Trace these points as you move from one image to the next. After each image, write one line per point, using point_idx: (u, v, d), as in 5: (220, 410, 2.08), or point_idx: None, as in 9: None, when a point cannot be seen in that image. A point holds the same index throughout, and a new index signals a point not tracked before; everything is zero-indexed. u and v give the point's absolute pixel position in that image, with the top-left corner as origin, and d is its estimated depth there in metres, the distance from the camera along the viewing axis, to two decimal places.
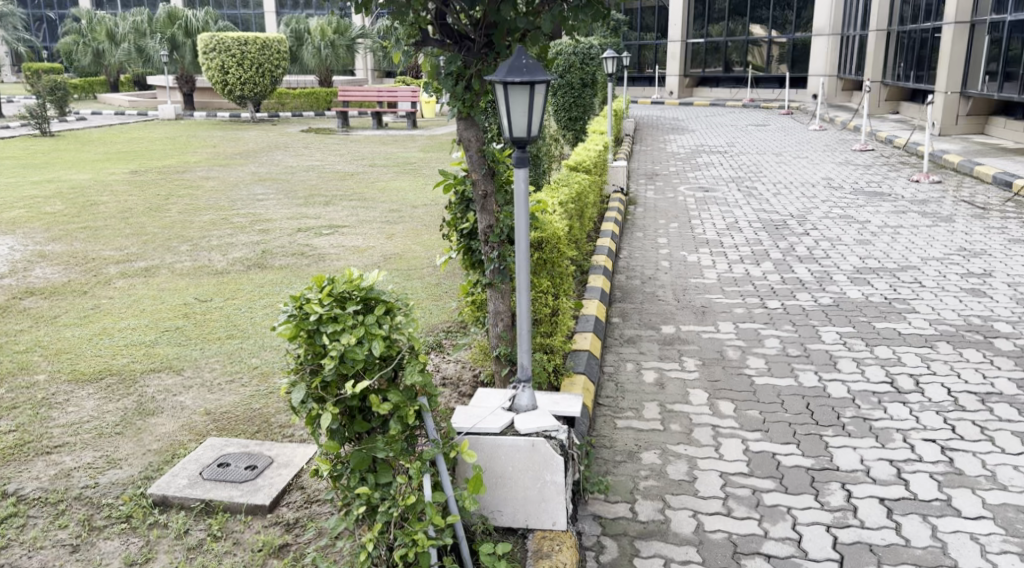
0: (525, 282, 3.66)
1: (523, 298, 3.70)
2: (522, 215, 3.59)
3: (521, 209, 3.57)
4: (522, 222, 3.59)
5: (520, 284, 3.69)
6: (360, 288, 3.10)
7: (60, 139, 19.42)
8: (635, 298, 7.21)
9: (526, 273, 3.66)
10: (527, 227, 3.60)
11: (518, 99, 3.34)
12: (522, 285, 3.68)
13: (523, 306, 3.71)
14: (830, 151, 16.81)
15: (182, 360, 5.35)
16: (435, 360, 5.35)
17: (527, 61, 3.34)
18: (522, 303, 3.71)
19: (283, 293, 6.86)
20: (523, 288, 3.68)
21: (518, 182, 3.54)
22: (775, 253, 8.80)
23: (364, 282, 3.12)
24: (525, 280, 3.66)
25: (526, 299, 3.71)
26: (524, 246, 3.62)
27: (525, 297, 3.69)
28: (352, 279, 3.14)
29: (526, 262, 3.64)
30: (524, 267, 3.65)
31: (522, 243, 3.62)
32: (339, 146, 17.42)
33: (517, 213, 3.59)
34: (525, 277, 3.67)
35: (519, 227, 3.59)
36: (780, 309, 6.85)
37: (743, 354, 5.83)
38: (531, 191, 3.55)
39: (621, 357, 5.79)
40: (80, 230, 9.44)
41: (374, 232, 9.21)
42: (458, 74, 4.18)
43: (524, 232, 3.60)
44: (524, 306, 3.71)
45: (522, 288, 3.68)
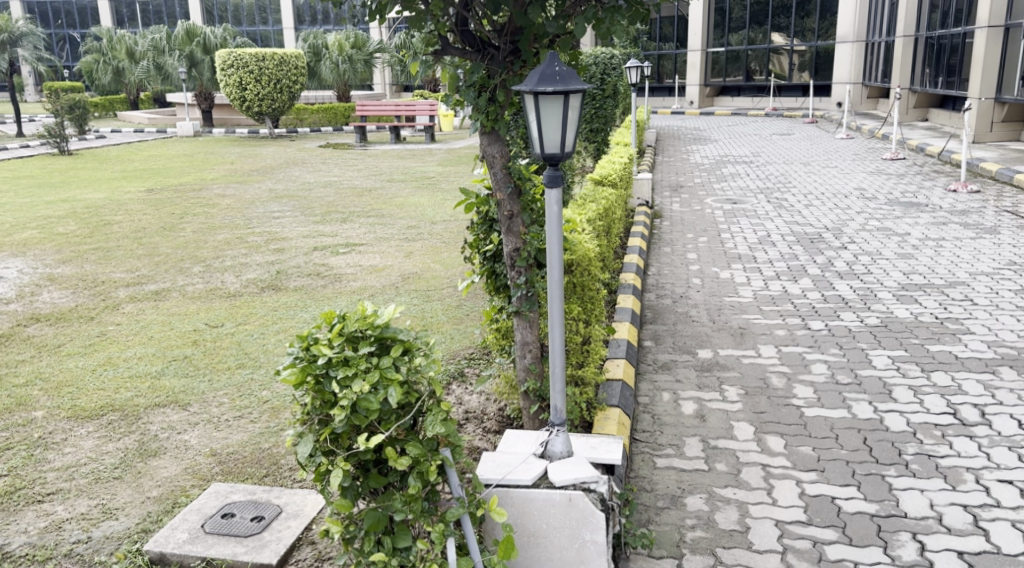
0: (558, 312, 3.29)
1: (555, 332, 3.32)
2: (554, 235, 3.23)
3: (553, 230, 3.21)
4: (554, 245, 3.23)
5: (552, 311, 3.31)
6: (375, 325, 2.72)
7: (78, 157, 19.33)
8: (667, 319, 6.81)
9: (558, 301, 3.29)
10: (559, 251, 3.23)
11: (550, 112, 2.98)
12: (555, 315, 3.31)
13: (557, 341, 3.33)
14: (859, 160, 16.32)
15: (188, 393, 5.01)
16: (456, 392, 4.97)
17: (559, 69, 3.00)
18: (555, 337, 3.34)
19: (298, 317, 6.53)
20: (555, 320, 3.31)
21: (548, 204, 3.18)
22: (813, 269, 8.38)
23: (379, 319, 2.74)
24: (557, 311, 3.29)
25: (559, 334, 3.33)
26: (557, 272, 3.25)
27: (558, 331, 3.32)
28: (365, 316, 2.76)
29: (559, 290, 3.27)
30: (556, 295, 3.28)
31: (554, 267, 3.25)
32: (356, 162, 17.17)
33: (548, 236, 3.23)
34: (557, 306, 3.30)
35: (551, 252, 3.23)
36: (824, 330, 6.43)
37: (789, 382, 5.42)
38: (564, 213, 3.19)
39: (656, 386, 5.39)
40: (92, 252, 9.18)
41: (392, 250, 8.90)
42: (480, 85, 3.85)
43: (556, 257, 3.23)
44: (557, 342, 3.34)
45: (555, 319, 3.30)
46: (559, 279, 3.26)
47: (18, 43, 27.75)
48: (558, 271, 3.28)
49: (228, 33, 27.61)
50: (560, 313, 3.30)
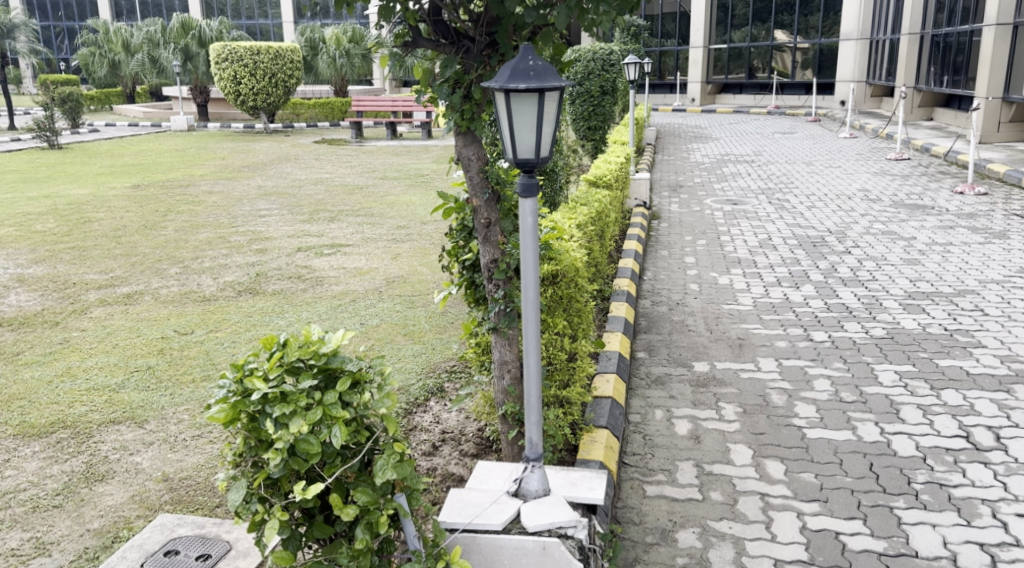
0: (534, 334, 2.94)
1: (531, 357, 2.98)
2: (529, 248, 2.89)
3: (528, 244, 2.87)
4: (530, 258, 2.90)
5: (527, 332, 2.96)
6: (319, 354, 2.39)
7: (68, 151, 18.99)
8: (662, 328, 6.46)
9: (533, 320, 2.95)
10: (535, 267, 2.90)
11: (523, 114, 2.65)
12: (530, 336, 2.96)
13: (533, 366, 2.98)
14: (863, 160, 15.96)
15: (147, 409, 4.69)
16: (434, 410, 4.63)
17: (532, 64, 2.67)
18: (531, 363, 2.99)
19: (273, 325, 6.20)
20: (530, 343, 2.96)
21: (523, 215, 2.85)
22: (816, 275, 8.04)
23: (325, 347, 2.41)
24: (533, 332, 2.95)
25: (535, 360, 2.98)
26: (532, 291, 2.92)
27: (534, 355, 2.97)
28: (309, 342, 2.43)
29: (534, 310, 2.94)
30: (532, 316, 2.94)
31: (529, 284, 2.92)
32: (350, 158, 16.81)
33: (522, 253, 2.90)
34: (532, 327, 2.95)
35: (525, 268, 2.89)
36: (827, 342, 6.10)
37: (790, 400, 5.09)
38: (540, 224, 2.86)
39: (648, 403, 5.05)
40: (67, 251, 8.85)
41: (379, 251, 8.56)
42: (454, 80, 3.51)
43: (531, 272, 2.89)
44: (533, 366, 2.98)
45: (530, 339, 2.96)
46: (535, 298, 2.93)
47: (11, 35, 27.39)
48: (534, 289, 2.94)
49: (224, 25, 27.23)
50: (536, 334, 2.96)
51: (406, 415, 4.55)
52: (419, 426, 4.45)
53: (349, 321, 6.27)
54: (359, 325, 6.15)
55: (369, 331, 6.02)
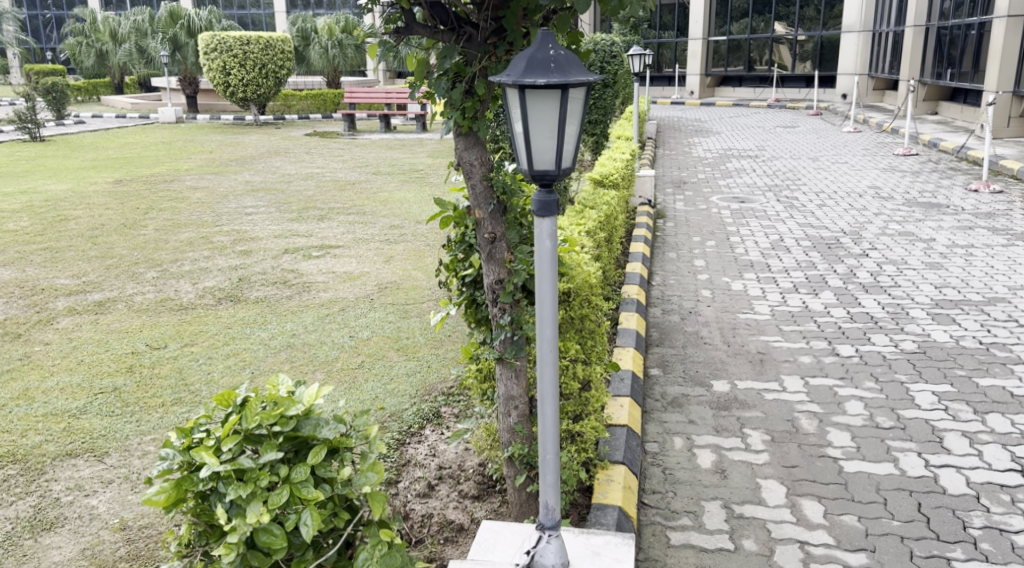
0: (551, 378, 2.43)
1: (547, 409, 2.47)
2: (546, 275, 2.37)
3: (544, 275, 2.36)
4: (547, 288, 2.38)
5: (542, 377, 2.45)
6: (286, 418, 2.18)
7: (50, 144, 18.42)
8: (675, 341, 5.99)
9: (551, 363, 2.43)
10: (553, 300, 2.38)
11: (541, 115, 2.16)
12: (546, 380, 2.45)
13: (548, 418, 2.48)
14: (870, 156, 15.49)
15: (108, 440, 4.22)
16: (429, 440, 4.16)
17: (552, 54, 2.19)
18: (545, 414, 2.49)
19: (255, 338, 5.70)
20: (546, 391, 2.45)
21: (538, 239, 2.35)
22: (834, 280, 7.58)
23: (294, 410, 2.20)
24: (550, 377, 2.44)
25: (551, 410, 2.48)
26: (550, 328, 2.40)
27: (551, 407, 2.47)
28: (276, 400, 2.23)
29: (552, 350, 2.41)
30: (548, 358, 2.42)
31: (546, 320, 2.40)
32: (342, 151, 16.26)
33: (536, 283, 2.38)
34: (549, 370, 2.44)
35: (541, 302, 2.38)
36: (855, 357, 5.62)
37: (821, 426, 4.63)
38: (558, 248, 2.36)
39: (665, 429, 4.58)
40: (39, 252, 8.35)
41: (371, 254, 8.05)
42: (454, 73, 3.04)
43: (547, 306, 2.38)
44: (549, 419, 2.48)
45: (546, 384, 2.44)
46: (554, 336, 2.41)
47: None
48: (552, 325, 2.42)
49: (215, 15, 26.56)
50: (555, 379, 2.44)
51: (398, 447, 4.07)
52: (413, 460, 3.96)
53: (336, 333, 5.77)
54: (348, 339, 5.64)
55: (359, 345, 5.52)
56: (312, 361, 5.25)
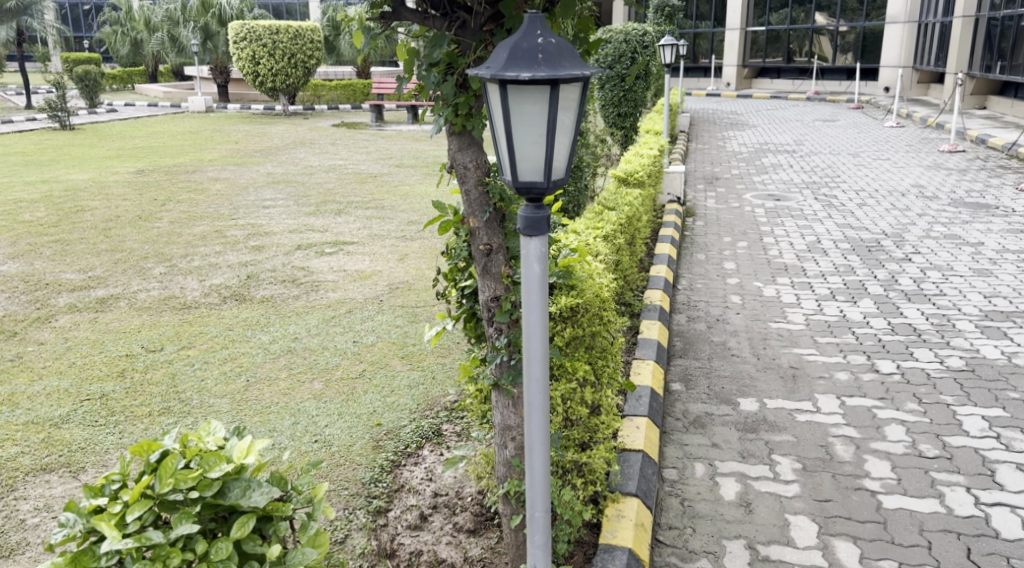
0: (541, 426, 2.17)
1: (536, 458, 2.21)
2: (534, 306, 2.07)
3: (533, 303, 2.06)
4: (537, 320, 2.07)
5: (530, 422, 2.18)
6: (203, 485, 2.18)
7: (79, 132, 18.40)
8: (700, 352, 5.59)
9: (539, 408, 2.16)
10: (542, 335, 2.09)
11: (525, 118, 1.83)
12: (534, 427, 2.19)
13: (537, 469, 2.22)
14: (913, 152, 14.86)
15: (87, 453, 3.97)
16: (424, 461, 3.85)
17: (541, 40, 1.84)
18: (534, 464, 2.23)
19: (255, 341, 5.42)
20: (535, 439, 2.19)
21: (526, 263, 2.04)
22: (874, 287, 7.12)
23: (215, 480, 2.20)
24: (539, 424, 2.17)
25: (541, 460, 2.22)
26: (539, 368, 2.11)
27: (540, 457, 2.21)
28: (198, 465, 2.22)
29: (541, 393, 2.14)
30: (537, 401, 2.15)
31: (536, 359, 2.11)
32: (367, 143, 15.99)
33: (524, 316, 2.08)
34: (538, 415, 2.18)
35: (529, 338, 2.08)
36: (896, 375, 5.19)
37: (857, 453, 4.23)
38: (548, 273, 2.05)
39: (686, 454, 4.20)
40: (50, 245, 8.17)
41: (385, 252, 7.74)
42: (446, 64, 2.69)
43: (537, 343, 2.08)
44: (538, 470, 2.22)
45: (535, 432, 2.18)
46: (544, 376, 2.12)
47: None
48: (542, 363, 2.14)
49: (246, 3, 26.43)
50: (544, 426, 2.18)
51: (391, 470, 3.76)
52: (407, 485, 3.64)
53: (340, 338, 5.46)
54: (351, 344, 5.34)
55: (362, 352, 5.21)
56: (311, 369, 4.94)
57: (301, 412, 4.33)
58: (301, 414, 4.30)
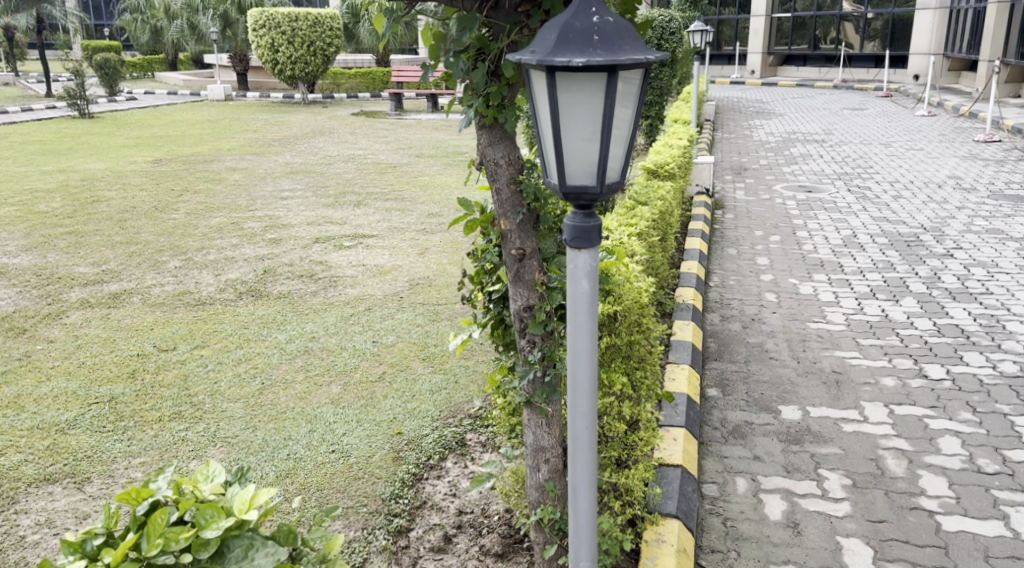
0: (587, 462, 2.05)
1: (581, 501, 2.09)
2: (581, 330, 1.94)
3: (580, 329, 1.94)
4: (584, 345, 1.95)
5: (574, 458, 2.06)
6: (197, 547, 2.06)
7: (97, 121, 18.29)
8: (736, 355, 5.31)
9: (586, 444, 2.04)
10: (590, 365, 1.96)
11: (577, 112, 1.73)
12: (579, 465, 2.07)
13: (582, 513, 2.10)
14: (947, 142, 14.43)
15: (93, 462, 3.76)
16: (448, 473, 3.63)
17: (596, 20, 1.74)
18: (579, 507, 2.11)
19: (271, 341, 5.20)
20: (580, 480, 2.07)
21: (572, 279, 1.92)
22: (916, 284, 6.79)
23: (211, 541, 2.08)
24: (585, 462, 2.06)
25: (587, 502, 2.10)
26: (586, 400, 1.99)
27: (586, 498, 2.09)
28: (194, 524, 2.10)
29: (588, 427, 2.02)
30: (584, 437, 2.03)
31: (583, 388, 1.99)
32: (386, 132, 15.77)
33: (571, 342, 1.96)
34: (584, 451, 2.05)
35: (576, 368, 1.96)
36: (948, 382, 4.87)
37: (911, 468, 3.94)
38: (597, 294, 1.92)
39: (726, 467, 3.94)
40: (64, 236, 8.00)
41: (405, 246, 7.50)
42: (477, 49, 2.43)
43: (584, 371, 1.96)
44: (584, 512, 2.11)
45: (581, 469, 2.06)
46: (591, 408, 2.00)
47: None
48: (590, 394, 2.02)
49: None
50: (592, 464, 2.06)
51: (413, 484, 3.52)
52: (430, 502, 3.41)
53: (358, 338, 5.23)
54: (370, 345, 5.10)
55: (382, 353, 4.98)
56: (328, 371, 4.71)
57: (319, 419, 4.10)
58: (318, 421, 4.08)
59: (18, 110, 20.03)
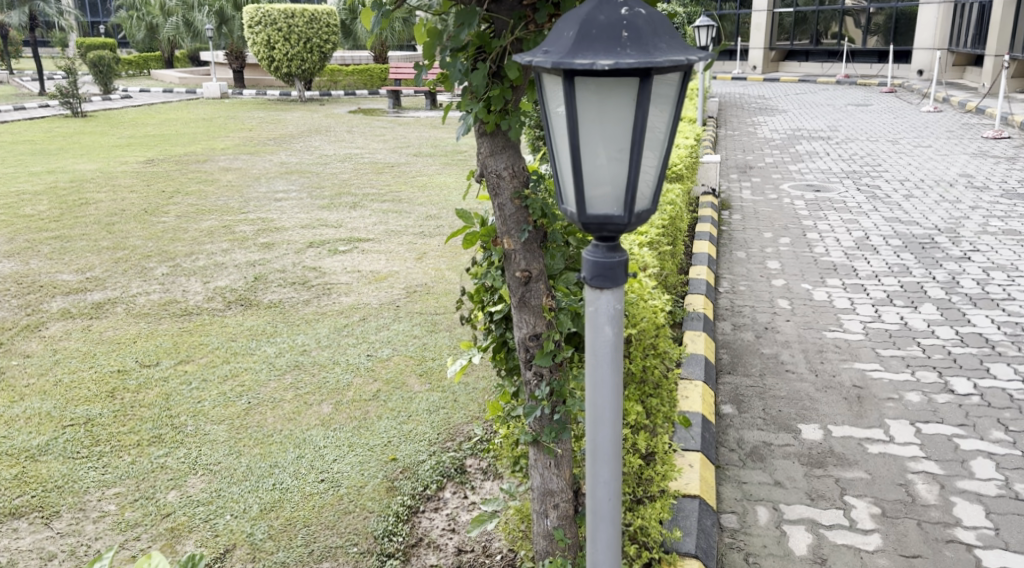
0: (609, 538, 1.89)
1: None
2: (603, 387, 1.78)
3: (600, 382, 1.76)
4: (609, 403, 1.79)
5: (596, 534, 1.90)
6: None
7: (90, 119, 18.00)
8: (750, 367, 5.04)
9: (608, 516, 1.88)
10: (611, 426, 1.80)
11: (604, 126, 1.54)
12: (600, 540, 1.91)
13: None
14: (956, 138, 14.13)
15: (64, 493, 3.49)
16: (446, 506, 3.36)
17: (625, 13, 1.53)
18: None
19: (260, 355, 4.92)
20: (600, 557, 1.91)
21: (593, 325, 1.75)
22: (935, 290, 6.50)
23: None
24: (607, 536, 1.89)
25: None
26: (608, 468, 1.84)
27: None
28: None
29: (610, 498, 1.86)
30: (605, 509, 1.87)
31: (606, 454, 1.83)
32: (384, 130, 15.49)
33: (591, 398, 1.79)
34: (605, 526, 1.89)
35: (596, 429, 1.80)
36: (976, 398, 4.59)
37: (943, 495, 3.67)
38: (620, 345, 1.75)
39: (745, 495, 3.68)
40: (49, 241, 7.72)
41: (402, 250, 7.23)
42: (476, 47, 2.16)
43: (605, 436, 1.80)
44: None
45: (602, 547, 1.90)
46: (614, 477, 1.85)
47: None
48: (613, 460, 1.85)
49: None
50: (614, 541, 1.90)
51: (408, 519, 3.26)
52: (427, 539, 3.15)
53: (352, 351, 4.95)
54: (364, 359, 4.82)
55: (376, 368, 4.70)
56: (319, 390, 4.43)
57: (307, 443, 3.83)
58: (306, 446, 3.80)
59: (11, 108, 19.73)
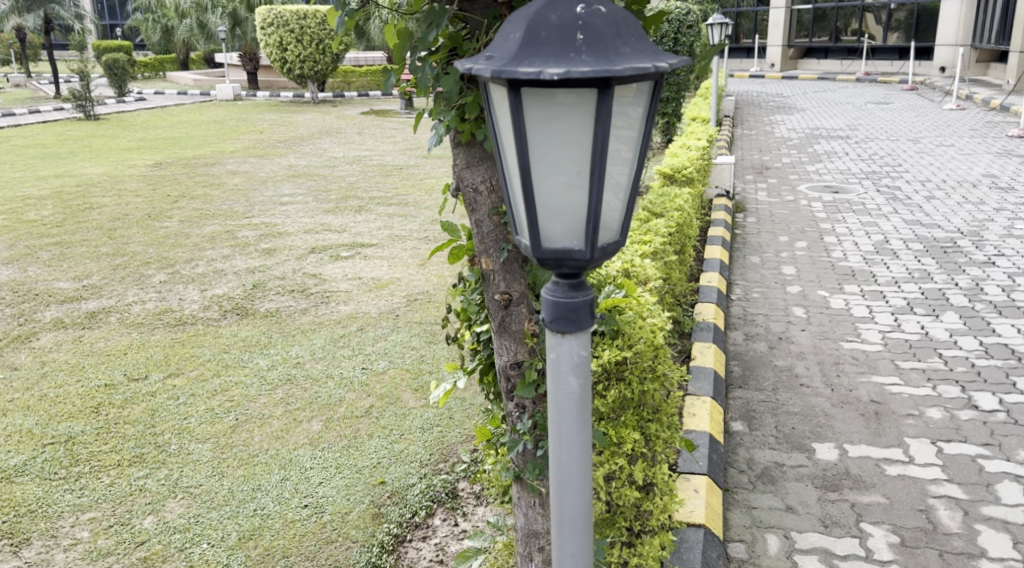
0: None
1: None
2: (568, 449, 1.67)
3: (565, 439, 1.66)
4: (576, 466, 1.68)
5: None
6: None
7: (102, 122, 17.96)
8: (762, 380, 4.82)
9: None
10: (578, 491, 1.69)
11: (559, 149, 1.41)
12: None
13: None
14: (978, 137, 13.78)
15: (37, 518, 3.34)
16: (435, 535, 3.18)
17: (580, 12, 1.38)
18: None
19: (253, 368, 4.76)
20: None
21: (557, 378, 1.63)
22: (958, 297, 6.23)
23: None
24: None
25: None
26: (575, 537, 1.73)
27: None
28: None
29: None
30: None
31: (573, 523, 1.72)
32: (395, 132, 15.34)
33: (556, 459, 1.68)
34: None
35: (562, 492, 1.69)
36: (1002, 415, 4.34)
37: (967, 523, 3.43)
38: (586, 403, 1.64)
39: (754, 521, 3.47)
40: (49, 247, 7.61)
41: (405, 256, 7.05)
42: (449, 49, 1.99)
43: (571, 502, 1.69)
44: None
45: None
46: (582, 547, 1.74)
47: None
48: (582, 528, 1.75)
49: None
50: None
51: (394, 549, 3.08)
52: None
53: (346, 364, 4.78)
54: (359, 372, 4.64)
55: (371, 382, 4.52)
56: (310, 406, 4.25)
57: (293, 464, 3.65)
58: (292, 467, 3.62)
59: (25, 112, 19.74)
